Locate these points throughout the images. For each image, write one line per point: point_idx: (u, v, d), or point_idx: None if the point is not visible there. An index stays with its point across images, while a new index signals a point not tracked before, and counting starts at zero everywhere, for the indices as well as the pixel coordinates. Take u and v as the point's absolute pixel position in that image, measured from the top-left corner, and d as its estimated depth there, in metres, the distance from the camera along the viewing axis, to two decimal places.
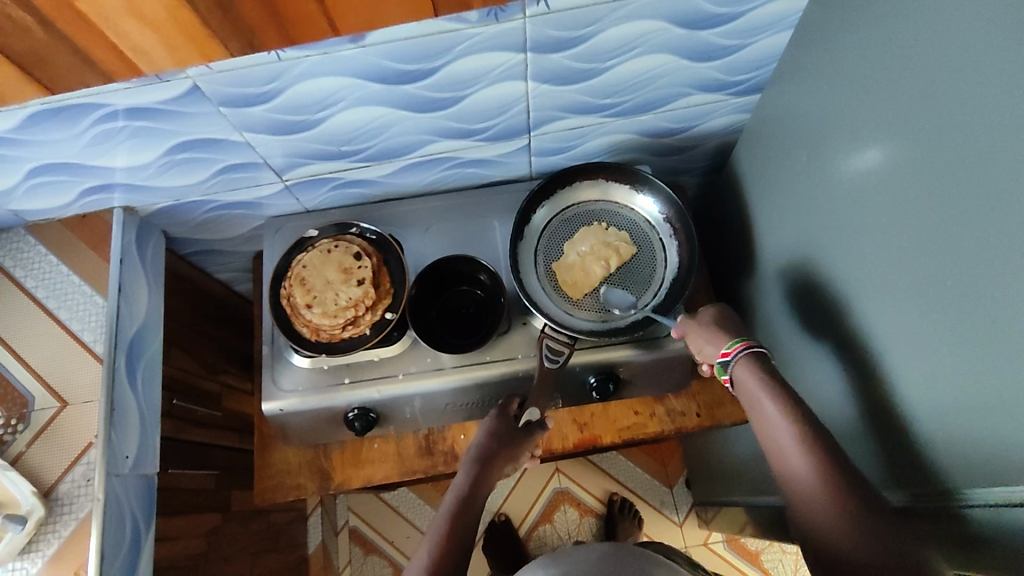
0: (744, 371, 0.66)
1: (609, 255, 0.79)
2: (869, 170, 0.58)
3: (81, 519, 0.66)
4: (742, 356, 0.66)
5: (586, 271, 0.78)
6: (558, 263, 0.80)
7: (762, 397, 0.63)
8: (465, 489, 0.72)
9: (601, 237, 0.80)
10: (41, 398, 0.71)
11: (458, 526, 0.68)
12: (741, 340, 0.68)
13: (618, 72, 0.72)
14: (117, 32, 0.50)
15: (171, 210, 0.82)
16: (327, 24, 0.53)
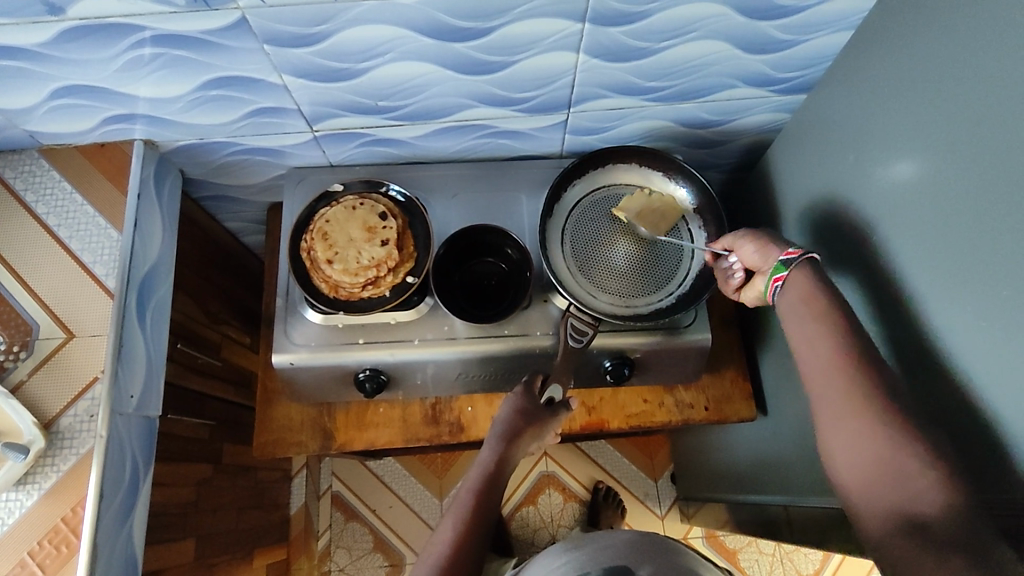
0: (801, 276, 0.62)
1: (656, 221, 0.78)
2: (914, 178, 0.58)
3: (82, 455, 0.65)
4: (804, 260, 0.63)
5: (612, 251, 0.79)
6: (615, 211, 0.80)
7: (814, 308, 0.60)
8: (491, 466, 0.69)
9: (648, 203, 0.79)
10: (45, 327, 0.68)
11: (482, 508, 0.65)
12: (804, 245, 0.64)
13: (669, 54, 0.70)
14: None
15: (192, 149, 0.79)
16: None
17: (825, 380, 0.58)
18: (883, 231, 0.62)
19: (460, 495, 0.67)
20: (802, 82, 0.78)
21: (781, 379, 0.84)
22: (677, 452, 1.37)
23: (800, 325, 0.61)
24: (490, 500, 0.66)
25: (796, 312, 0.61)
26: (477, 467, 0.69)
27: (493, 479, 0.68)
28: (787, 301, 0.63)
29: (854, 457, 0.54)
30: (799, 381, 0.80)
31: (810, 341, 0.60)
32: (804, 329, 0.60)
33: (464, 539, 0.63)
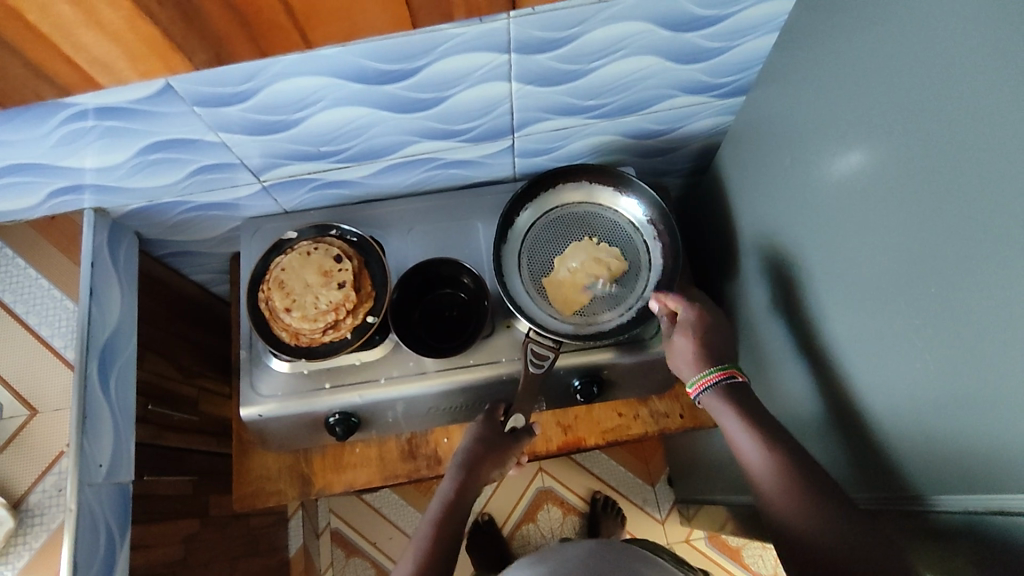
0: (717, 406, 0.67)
1: (601, 273, 0.78)
2: (849, 175, 0.58)
3: (53, 529, 0.66)
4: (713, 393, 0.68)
5: (575, 288, 0.78)
6: (547, 278, 0.79)
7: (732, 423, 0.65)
8: (451, 494, 0.70)
9: (593, 253, 0.79)
10: (9, 406, 0.70)
11: (444, 531, 0.66)
12: (718, 369, 0.68)
13: (602, 73, 0.70)
14: (77, 45, 0.50)
15: (145, 212, 0.79)
16: (299, 37, 0.55)
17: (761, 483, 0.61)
18: (829, 229, 0.63)
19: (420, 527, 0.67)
20: (739, 85, 0.78)
21: (753, 380, 0.84)
22: (671, 455, 1.36)
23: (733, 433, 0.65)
24: (452, 527, 0.67)
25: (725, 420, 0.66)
26: (438, 499, 0.70)
27: (452, 508, 0.68)
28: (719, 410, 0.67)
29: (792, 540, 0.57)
30: (767, 381, 0.80)
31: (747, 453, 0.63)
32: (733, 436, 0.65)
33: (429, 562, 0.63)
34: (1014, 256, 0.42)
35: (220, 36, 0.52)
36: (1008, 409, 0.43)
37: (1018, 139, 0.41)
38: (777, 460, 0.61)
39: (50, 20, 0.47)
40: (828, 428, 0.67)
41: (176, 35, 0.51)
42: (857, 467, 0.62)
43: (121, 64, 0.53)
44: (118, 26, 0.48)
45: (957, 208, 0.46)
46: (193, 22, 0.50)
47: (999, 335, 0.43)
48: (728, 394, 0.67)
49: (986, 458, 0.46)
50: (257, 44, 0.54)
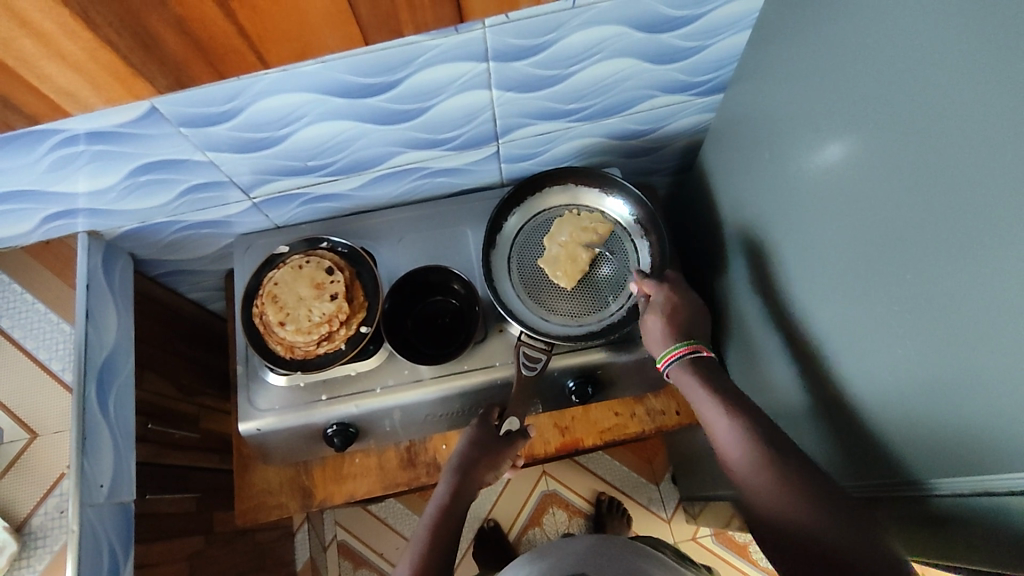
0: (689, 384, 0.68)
1: (591, 239, 0.79)
2: (828, 166, 0.59)
3: (56, 551, 0.67)
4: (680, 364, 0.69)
5: (573, 258, 0.79)
6: (541, 258, 0.80)
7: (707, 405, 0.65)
8: (447, 497, 0.70)
9: (576, 223, 0.80)
10: (10, 430, 0.71)
11: (442, 535, 0.66)
12: (685, 344, 0.70)
13: (581, 77, 0.71)
14: (41, 75, 0.50)
15: (138, 233, 0.80)
16: (257, 57, 0.52)
17: (738, 467, 0.61)
18: (810, 220, 0.63)
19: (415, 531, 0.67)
20: (718, 82, 0.79)
21: (747, 374, 0.84)
22: (673, 453, 1.37)
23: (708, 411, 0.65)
24: (447, 530, 0.67)
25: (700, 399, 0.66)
26: (433, 502, 0.70)
27: (447, 511, 0.68)
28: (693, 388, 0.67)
29: (766, 523, 0.58)
30: (759, 374, 0.81)
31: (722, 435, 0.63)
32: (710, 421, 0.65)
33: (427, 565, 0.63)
34: (989, 238, 0.42)
35: (178, 61, 0.50)
36: (990, 389, 0.44)
37: (988, 124, 0.42)
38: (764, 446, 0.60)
39: (12, 55, 0.47)
40: (818, 417, 0.67)
41: (136, 62, 0.50)
42: (848, 455, 0.63)
43: (86, 91, 0.52)
44: (78, 56, 0.48)
45: (934, 195, 0.47)
46: (149, 48, 0.49)
47: (980, 318, 0.44)
48: (705, 378, 0.67)
49: (973, 439, 0.46)
50: (215, 66, 0.52)
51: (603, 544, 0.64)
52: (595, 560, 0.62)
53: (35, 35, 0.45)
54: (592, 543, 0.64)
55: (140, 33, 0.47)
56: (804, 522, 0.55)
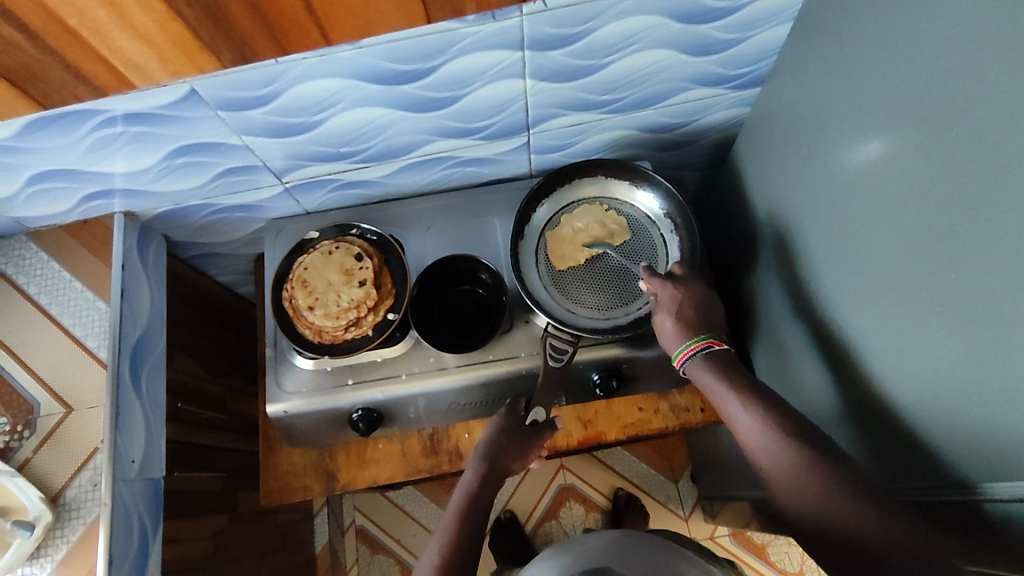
0: (706, 375, 0.66)
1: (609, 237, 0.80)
2: (869, 162, 0.58)
3: (89, 524, 0.67)
4: (701, 357, 0.67)
5: (576, 245, 0.79)
6: (551, 233, 0.81)
7: (729, 399, 0.64)
8: (473, 486, 0.70)
9: (599, 216, 0.80)
10: (46, 404, 0.71)
11: (466, 524, 0.66)
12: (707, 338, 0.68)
13: (616, 68, 0.70)
14: (111, 47, 0.49)
15: (172, 215, 0.82)
16: (320, 33, 0.52)
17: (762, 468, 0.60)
18: (849, 218, 0.62)
19: (444, 518, 0.68)
20: (754, 77, 0.77)
21: (776, 374, 0.83)
22: (693, 452, 1.36)
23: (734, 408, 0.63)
24: (475, 513, 0.67)
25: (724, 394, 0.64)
26: (461, 489, 0.70)
27: (476, 498, 0.68)
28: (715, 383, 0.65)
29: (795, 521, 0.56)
30: (789, 372, 0.79)
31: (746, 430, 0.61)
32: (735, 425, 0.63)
33: (450, 556, 0.62)
34: None
35: (241, 32, 0.50)
36: None
37: None
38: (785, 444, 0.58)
39: (85, 23, 0.46)
40: (853, 417, 0.66)
41: (204, 35, 0.49)
42: (882, 456, 0.61)
43: (153, 63, 0.52)
44: (150, 28, 0.48)
45: (977, 195, 0.45)
46: (218, 21, 0.48)
47: None
48: (715, 365, 0.66)
49: (1017, 446, 0.45)
50: (280, 43, 0.52)
51: (621, 539, 0.64)
52: (617, 557, 0.62)
53: (110, 6, 0.45)
54: (610, 539, 0.64)
55: (212, 7, 0.47)
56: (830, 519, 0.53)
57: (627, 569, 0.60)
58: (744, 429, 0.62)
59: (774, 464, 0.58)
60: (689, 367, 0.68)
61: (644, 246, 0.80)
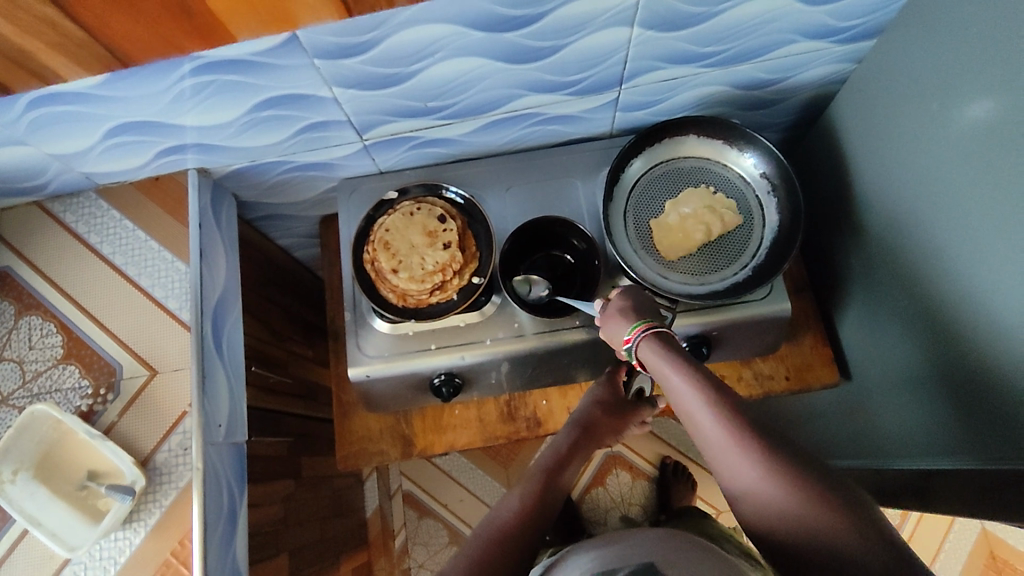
0: (649, 352, 0.59)
1: (712, 222, 0.75)
2: (1005, 121, 0.54)
3: (182, 488, 0.66)
4: (644, 336, 0.60)
5: (686, 233, 0.75)
6: (654, 221, 0.77)
7: (668, 371, 0.57)
8: (563, 450, 0.69)
9: (706, 200, 0.77)
10: (129, 366, 0.69)
11: (552, 483, 0.65)
12: (644, 323, 0.61)
13: (726, 18, 0.66)
14: None
15: (245, 172, 0.79)
16: None
17: (710, 454, 0.54)
18: (975, 179, 0.59)
19: (527, 476, 0.66)
20: (865, 29, 0.72)
21: (868, 342, 0.82)
22: None
23: (673, 382, 0.57)
24: (562, 475, 0.67)
25: (661, 366, 0.58)
26: (550, 452, 0.69)
27: (566, 460, 0.68)
28: (654, 356, 0.59)
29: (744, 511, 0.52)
30: (886, 340, 0.78)
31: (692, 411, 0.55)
32: (689, 412, 0.56)
33: (531, 510, 0.62)
34: None
35: None
36: None
37: None
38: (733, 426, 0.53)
39: None
40: (950, 377, 0.66)
41: None
42: (999, 423, 0.60)
43: None
44: None
45: None
46: None
47: None
48: (661, 344, 0.59)
49: None
50: None
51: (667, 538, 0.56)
52: (665, 557, 0.53)
53: None
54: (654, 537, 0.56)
55: None
56: (781, 513, 0.49)
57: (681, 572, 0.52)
58: (693, 411, 0.55)
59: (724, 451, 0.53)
60: (635, 352, 0.61)
61: (740, 209, 0.77)
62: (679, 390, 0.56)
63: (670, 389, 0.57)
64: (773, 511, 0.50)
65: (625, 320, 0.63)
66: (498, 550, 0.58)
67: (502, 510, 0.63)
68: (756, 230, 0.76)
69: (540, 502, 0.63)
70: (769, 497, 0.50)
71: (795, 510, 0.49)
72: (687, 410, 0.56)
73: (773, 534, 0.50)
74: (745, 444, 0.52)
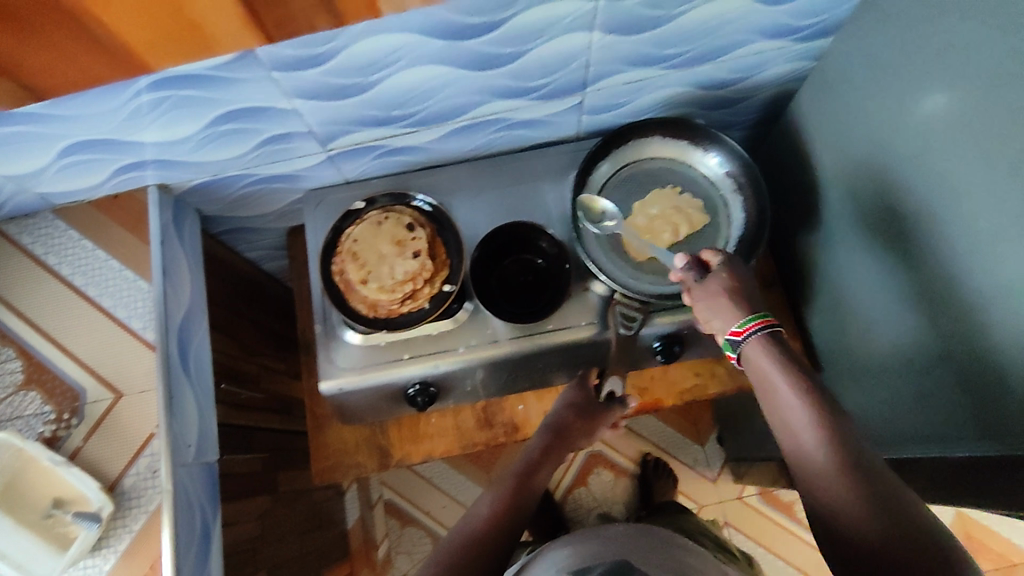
0: (756, 354, 0.56)
1: (679, 221, 0.76)
2: (960, 116, 0.56)
3: (152, 512, 0.64)
4: (756, 334, 0.57)
5: (654, 234, 0.76)
6: (623, 223, 0.78)
7: (774, 377, 0.54)
8: (538, 452, 0.70)
9: (673, 200, 0.77)
10: (93, 390, 0.67)
11: (526, 482, 0.66)
12: (757, 317, 0.58)
13: (687, 19, 0.66)
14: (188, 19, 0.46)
15: (208, 186, 0.77)
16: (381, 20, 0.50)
17: (807, 473, 0.51)
18: (931, 173, 0.60)
19: (501, 480, 0.67)
20: (822, 27, 0.73)
21: (838, 334, 0.83)
22: (722, 415, 1.36)
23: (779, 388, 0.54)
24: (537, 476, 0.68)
25: (767, 371, 0.55)
26: (523, 457, 0.70)
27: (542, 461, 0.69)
28: (760, 358, 0.56)
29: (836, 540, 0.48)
30: (856, 332, 0.79)
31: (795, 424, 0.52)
32: (791, 426, 0.52)
33: (506, 506, 0.63)
34: None
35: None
36: None
37: None
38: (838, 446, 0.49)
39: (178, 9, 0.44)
40: (915, 368, 0.68)
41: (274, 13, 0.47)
42: (962, 411, 0.61)
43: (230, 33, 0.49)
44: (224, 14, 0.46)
45: None
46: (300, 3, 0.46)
47: None
48: (770, 347, 0.56)
49: None
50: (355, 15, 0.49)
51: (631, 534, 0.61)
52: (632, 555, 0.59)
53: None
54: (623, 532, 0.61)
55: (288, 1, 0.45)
56: (875, 549, 0.45)
57: (650, 568, 0.58)
58: (798, 425, 0.52)
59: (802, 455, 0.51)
60: (738, 348, 0.58)
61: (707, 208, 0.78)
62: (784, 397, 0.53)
63: (771, 396, 0.55)
64: (856, 536, 0.47)
65: (729, 308, 0.59)
66: (476, 546, 0.59)
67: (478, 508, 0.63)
68: (723, 229, 0.77)
69: (516, 497, 0.64)
70: (844, 510, 0.48)
71: (896, 547, 0.44)
72: (781, 412, 0.54)
73: (864, 568, 0.46)
74: (842, 463, 0.49)
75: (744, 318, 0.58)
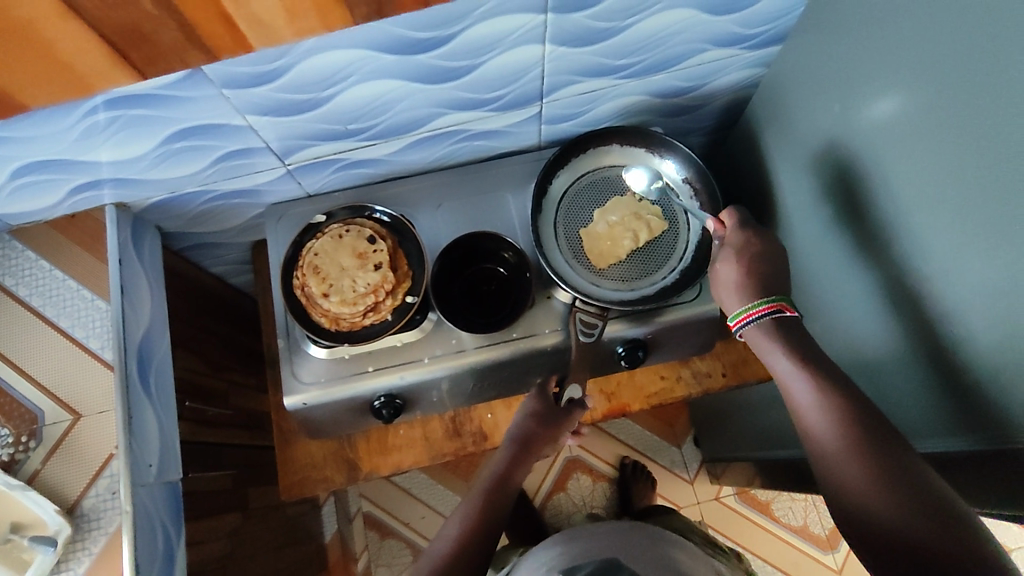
0: (757, 334, 0.62)
1: (639, 228, 0.77)
2: (901, 119, 0.57)
3: (112, 533, 0.64)
4: (768, 317, 0.62)
5: (614, 242, 0.77)
6: (583, 231, 0.78)
7: (777, 355, 0.60)
8: (503, 469, 0.70)
9: (632, 207, 0.78)
10: (51, 412, 0.67)
11: (490, 505, 0.67)
12: (769, 299, 0.62)
13: (637, 30, 0.67)
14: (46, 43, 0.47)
15: (167, 203, 0.77)
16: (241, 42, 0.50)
17: (815, 444, 0.56)
18: (878, 176, 0.61)
19: (474, 494, 0.69)
20: (772, 35, 0.74)
21: None
22: (697, 417, 1.37)
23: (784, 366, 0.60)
24: (501, 495, 0.68)
25: (771, 349, 0.61)
26: (492, 470, 0.71)
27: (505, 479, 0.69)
28: (761, 337, 0.62)
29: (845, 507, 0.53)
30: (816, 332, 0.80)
31: (800, 399, 0.58)
32: (796, 401, 0.58)
33: (473, 532, 0.64)
34: None
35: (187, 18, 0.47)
36: None
37: None
38: (839, 415, 0.55)
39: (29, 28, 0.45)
40: (870, 366, 0.69)
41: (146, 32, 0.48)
42: (918, 408, 0.62)
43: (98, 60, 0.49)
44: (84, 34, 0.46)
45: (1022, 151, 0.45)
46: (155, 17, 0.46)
47: None
48: (773, 328, 0.61)
49: None
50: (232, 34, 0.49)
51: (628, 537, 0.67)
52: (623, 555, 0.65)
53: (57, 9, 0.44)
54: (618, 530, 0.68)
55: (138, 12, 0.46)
56: (877, 512, 0.50)
57: (638, 566, 0.64)
58: (802, 399, 0.57)
59: (828, 451, 0.54)
60: (743, 331, 0.64)
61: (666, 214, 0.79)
62: (787, 373, 0.59)
63: (778, 374, 0.61)
64: (862, 502, 0.51)
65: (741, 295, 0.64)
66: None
67: (447, 535, 0.65)
68: (682, 234, 0.78)
69: (482, 523, 0.65)
70: (849, 479, 0.52)
71: (895, 509, 0.49)
72: (787, 389, 0.59)
73: (869, 530, 0.50)
74: (844, 433, 0.54)
75: (761, 300, 0.62)
